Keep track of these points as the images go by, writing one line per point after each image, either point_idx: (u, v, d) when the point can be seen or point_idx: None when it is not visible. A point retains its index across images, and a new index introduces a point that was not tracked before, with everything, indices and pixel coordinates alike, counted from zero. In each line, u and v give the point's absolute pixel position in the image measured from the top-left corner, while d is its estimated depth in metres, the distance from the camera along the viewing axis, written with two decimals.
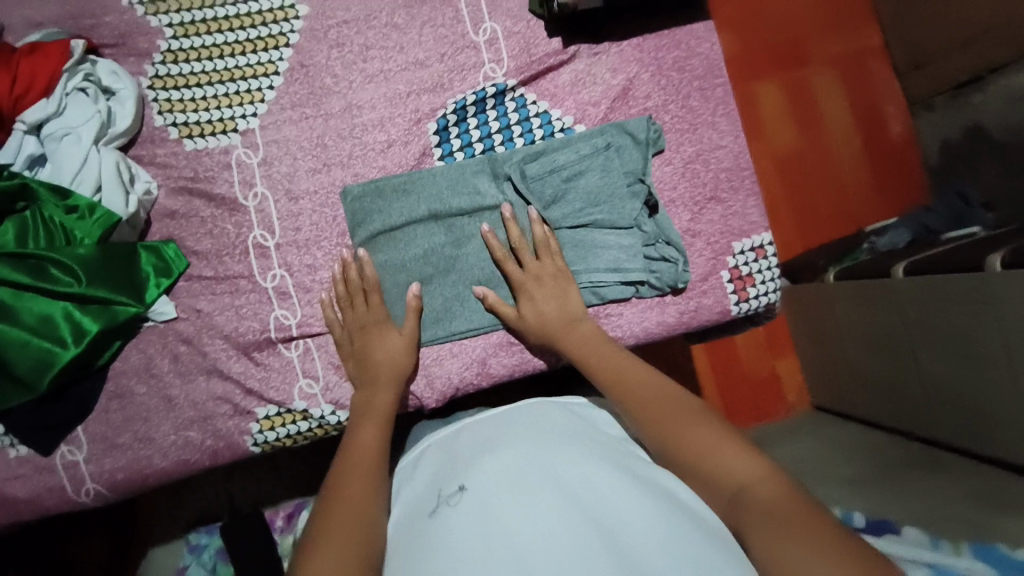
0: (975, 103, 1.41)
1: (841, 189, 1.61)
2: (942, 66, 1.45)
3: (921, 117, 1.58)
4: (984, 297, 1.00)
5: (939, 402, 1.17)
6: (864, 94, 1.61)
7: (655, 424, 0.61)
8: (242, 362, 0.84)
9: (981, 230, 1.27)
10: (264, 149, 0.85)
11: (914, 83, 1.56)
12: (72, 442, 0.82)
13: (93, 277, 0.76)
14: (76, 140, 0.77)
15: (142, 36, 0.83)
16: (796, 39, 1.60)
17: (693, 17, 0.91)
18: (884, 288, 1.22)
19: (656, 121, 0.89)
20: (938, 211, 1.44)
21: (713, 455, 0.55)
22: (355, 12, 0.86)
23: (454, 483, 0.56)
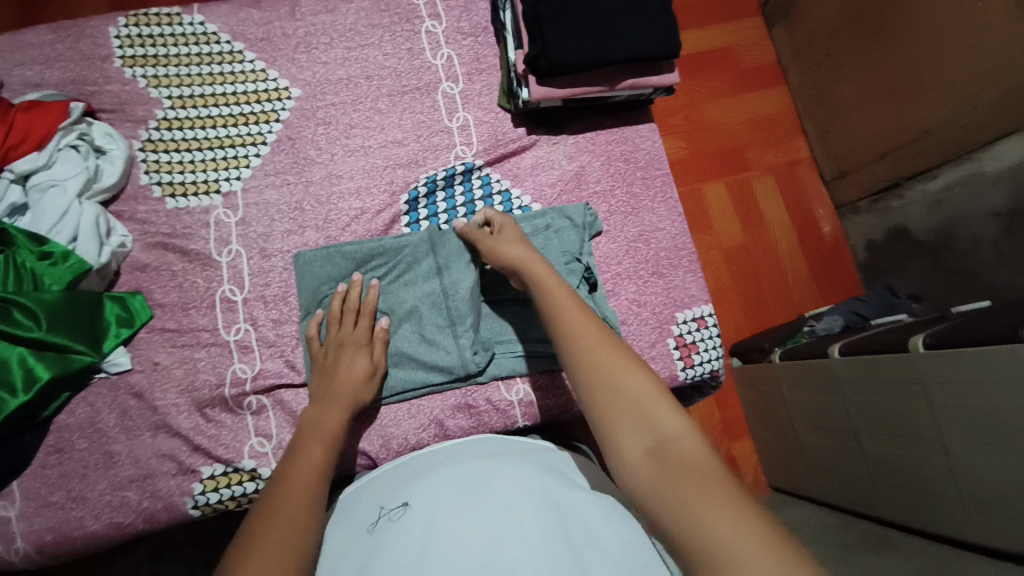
0: (896, 206, 1.60)
1: (781, 280, 1.76)
2: (863, 174, 1.67)
3: (849, 220, 1.78)
4: (912, 377, 1.09)
5: (880, 478, 1.22)
6: (794, 197, 1.82)
7: (598, 363, 0.59)
8: (192, 418, 0.82)
9: (906, 317, 1.40)
10: (243, 210, 0.90)
11: (840, 189, 1.77)
12: (5, 497, 0.77)
13: (55, 323, 0.76)
14: (62, 191, 0.81)
15: (141, 105, 0.90)
16: (734, 146, 1.82)
17: (639, 119, 1.05)
18: (823, 367, 1.31)
19: (592, 208, 0.99)
20: (869, 301, 1.54)
21: (644, 404, 0.55)
22: (343, 96, 0.96)
23: (398, 500, 0.59)
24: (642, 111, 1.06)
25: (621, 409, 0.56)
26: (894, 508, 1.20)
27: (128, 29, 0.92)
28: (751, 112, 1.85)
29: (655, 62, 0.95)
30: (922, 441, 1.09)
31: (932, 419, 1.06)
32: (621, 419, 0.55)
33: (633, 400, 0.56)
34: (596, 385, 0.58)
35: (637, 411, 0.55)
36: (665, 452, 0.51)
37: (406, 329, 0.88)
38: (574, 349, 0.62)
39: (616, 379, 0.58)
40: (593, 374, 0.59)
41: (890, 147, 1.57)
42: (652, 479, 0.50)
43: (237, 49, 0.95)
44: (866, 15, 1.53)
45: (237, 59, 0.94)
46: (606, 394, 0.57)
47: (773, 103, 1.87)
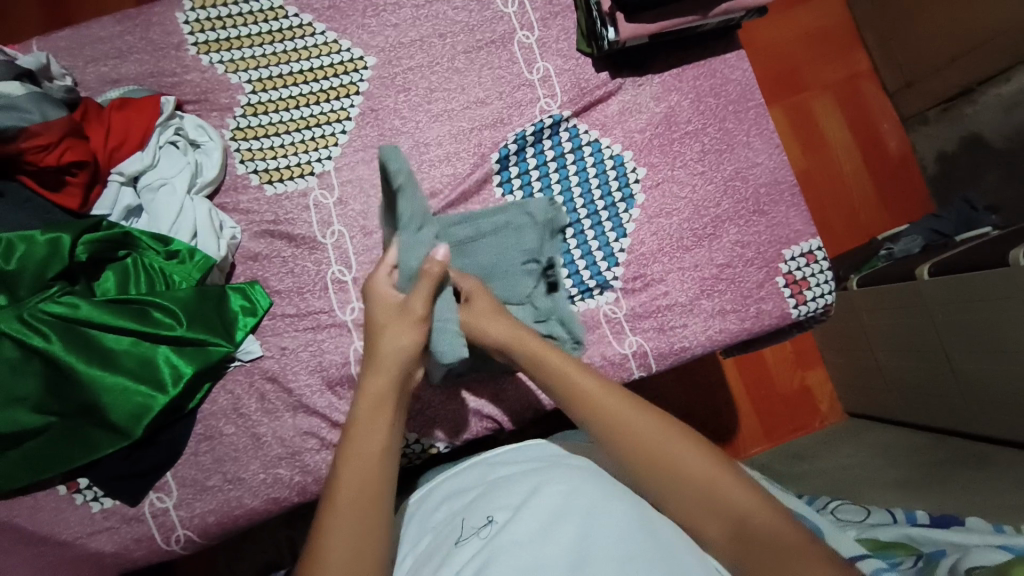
0: (968, 113, 1.50)
1: (852, 204, 1.69)
2: (931, 83, 1.56)
3: (915, 132, 1.68)
4: (1014, 292, 1.05)
5: (973, 399, 1.21)
6: (863, 114, 1.72)
7: (613, 421, 0.63)
8: (326, 396, 0.86)
9: (994, 230, 1.33)
10: (340, 189, 0.89)
11: (905, 102, 1.66)
12: (161, 489, 0.83)
13: (193, 319, 0.79)
14: (171, 190, 0.82)
15: (223, 92, 0.89)
16: (794, 66, 1.71)
17: (727, 46, 0.98)
18: (909, 290, 1.28)
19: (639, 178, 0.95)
20: (947, 216, 1.48)
21: (674, 457, 0.59)
22: (419, 60, 0.93)
23: (481, 515, 0.61)
24: (730, 38, 0.99)
25: (653, 470, 0.60)
26: (982, 422, 1.21)
27: (196, 13, 0.89)
28: (811, 26, 1.72)
29: None
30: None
31: None
32: (638, 448, 0.61)
33: (640, 423, 0.62)
34: (609, 423, 0.63)
35: (658, 450, 0.60)
36: (687, 463, 0.59)
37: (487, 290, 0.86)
38: (574, 397, 0.66)
39: (624, 413, 0.63)
40: (605, 417, 0.63)
41: (961, 50, 1.45)
42: (681, 494, 0.58)
43: (306, 22, 0.91)
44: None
45: (308, 31, 0.91)
46: (614, 430, 0.62)
47: (832, 13, 1.73)
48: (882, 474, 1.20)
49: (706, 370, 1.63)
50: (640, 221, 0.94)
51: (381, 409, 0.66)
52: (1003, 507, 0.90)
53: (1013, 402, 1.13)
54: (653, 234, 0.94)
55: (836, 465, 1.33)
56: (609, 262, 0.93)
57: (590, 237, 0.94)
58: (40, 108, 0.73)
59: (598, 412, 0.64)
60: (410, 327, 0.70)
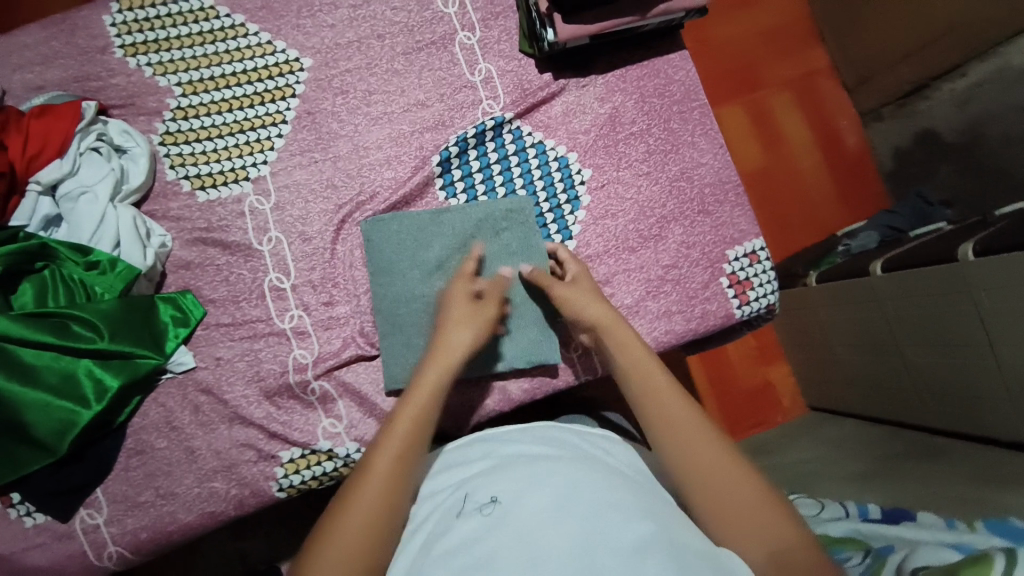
0: (923, 108, 1.51)
1: (811, 202, 1.72)
2: (884, 79, 1.59)
3: (873, 128, 1.71)
4: (960, 286, 1.06)
5: (928, 392, 1.22)
6: (821, 112, 1.74)
7: (671, 420, 0.63)
8: (263, 406, 0.84)
9: (945, 225, 1.35)
10: (276, 195, 0.87)
11: (861, 98, 1.69)
12: (91, 505, 0.80)
13: (116, 331, 0.76)
14: (93, 198, 0.78)
15: (151, 96, 0.86)
16: (751, 65, 1.72)
17: (671, 47, 0.98)
18: (864, 285, 1.29)
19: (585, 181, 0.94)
20: (902, 212, 1.49)
21: (728, 473, 0.58)
22: (357, 62, 0.91)
23: (485, 492, 0.57)
24: (673, 38, 0.99)
25: (704, 481, 0.59)
26: (939, 414, 1.22)
27: (122, 15, 0.86)
28: (768, 25, 1.73)
29: None
30: (976, 351, 1.08)
31: (982, 327, 1.05)
32: (690, 456, 0.60)
33: (702, 437, 0.61)
34: (665, 425, 0.63)
35: (706, 459, 0.60)
36: (733, 488, 0.57)
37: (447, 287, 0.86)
38: (639, 393, 0.67)
39: (684, 419, 0.63)
40: (664, 415, 0.64)
41: (913, 48, 1.47)
42: (716, 513, 0.57)
43: (238, 23, 0.89)
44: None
45: (241, 32, 0.89)
46: (677, 437, 0.62)
47: (790, 12, 1.75)
48: (838, 468, 1.21)
49: (668, 368, 1.65)
50: (585, 223, 0.94)
51: (418, 418, 0.64)
52: (949, 500, 0.92)
53: (964, 393, 1.14)
54: (599, 236, 0.94)
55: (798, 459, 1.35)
56: None
57: None
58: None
59: (661, 412, 0.64)
60: (468, 328, 0.75)
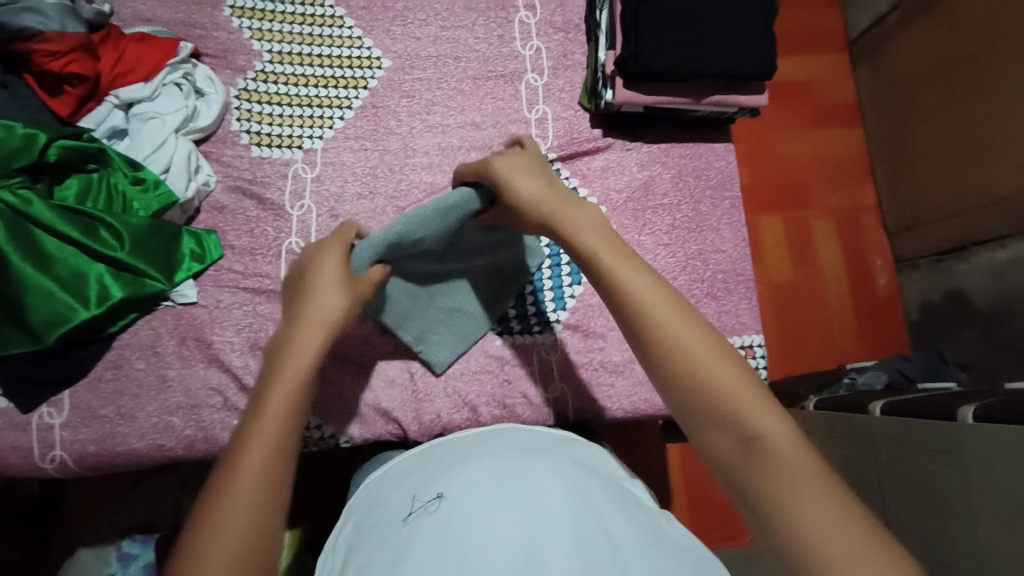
0: (958, 270, 1.54)
1: (830, 327, 1.71)
2: (929, 232, 1.62)
3: (906, 275, 1.73)
4: (954, 448, 1.03)
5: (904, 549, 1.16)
6: (857, 246, 1.77)
7: (652, 316, 0.52)
8: (244, 357, 0.86)
9: (954, 386, 1.34)
10: (320, 168, 0.93)
11: (903, 244, 1.71)
12: (53, 405, 0.82)
13: (136, 247, 0.80)
14: (159, 124, 0.85)
15: (243, 55, 0.94)
16: (798, 183, 1.78)
17: (718, 137, 1.04)
18: (859, 423, 1.26)
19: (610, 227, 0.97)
20: (916, 361, 1.47)
21: (722, 375, 0.50)
22: (429, 73, 0.98)
23: (432, 490, 0.58)
24: (721, 130, 1.04)
25: (693, 384, 0.50)
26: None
27: None
28: (824, 151, 1.80)
29: (743, 82, 0.93)
30: (957, 518, 1.03)
31: (966, 496, 1.01)
32: (684, 356, 0.51)
33: (685, 324, 0.52)
34: (645, 324, 0.52)
35: (696, 358, 0.50)
36: (723, 375, 0.49)
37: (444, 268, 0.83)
38: (612, 282, 0.55)
39: (667, 317, 0.52)
40: (644, 314, 0.53)
41: (963, 208, 1.50)
42: (708, 412, 0.49)
43: (338, 14, 0.98)
44: (959, 63, 1.45)
45: (337, 23, 0.97)
46: (661, 330, 0.52)
47: (848, 145, 1.81)
48: None
49: None
50: None
51: (296, 371, 0.55)
52: None
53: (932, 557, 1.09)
54: None
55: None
56: (557, 304, 0.94)
57: (546, 278, 0.94)
58: (62, 18, 0.79)
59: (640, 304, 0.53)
60: (340, 292, 0.62)
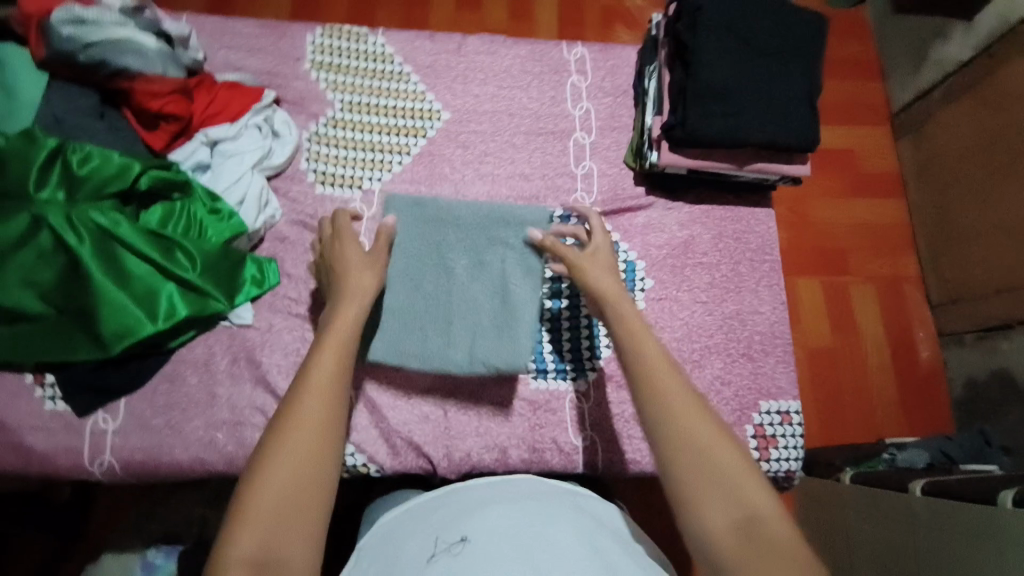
0: (1004, 348, 1.50)
1: (867, 397, 1.67)
2: (974, 307, 1.58)
3: (951, 350, 1.67)
4: (993, 533, 0.99)
5: None
6: (898, 316, 1.73)
7: (683, 422, 0.58)
8: (289, 380, 0.91)
9: (1000, 471, 1.26)
10: (377, 207, 0.99)
11: (946, 318, 1.68)
12: (108, 411, 0.87)
13: (205, 270, 0.87)
14: (240, 161, 0.93)
15: (316, 101, 1.03)
16: (838, 249, 1.77)
17: (759, 201, 1.06)
18: (898, 503, 1.20)
19: (648, 280, 1.00)
20: (959, 442, 1.40)
21: (742, 487, 0.55)
22: (484, 127, 1.05)
23: (456, 533, 0.59)
24: (762, 195, 1.07)
25: (714, 493, 0.55)
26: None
27: (322, 38, 1.06)
28: (864, 219, 1.80)
29: (786, 152, 0.96)
30: None
31: None
32: (719, 473, 0.55)
33: (718, 439, 0.57)
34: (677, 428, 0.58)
35: (722, 469, 0.56)
36: (748, 486, 0.55)
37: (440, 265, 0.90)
38: (657, 395, 0.60)
39: (696, 424, 0.58)
40: (676, 419, 0.58)
41: (1008, 285, 1.48)
42: (727, 518, 0.54)
43: (405, 70, 1.06)
44: (1004, 142, 1.45)
45: (404, 78, 1.06)
46: (697, 447, 0.57)
47: (889, 215, 1.80)
48: None
49: None
50: None
51: (340, 352, 0.64)
52: None
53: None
54: None
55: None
56: (592, 353, 0.95)
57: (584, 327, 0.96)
58: (162, 62, 0.89)
59: (683, 418, 0.58)
60: (375, 271, 0.78)
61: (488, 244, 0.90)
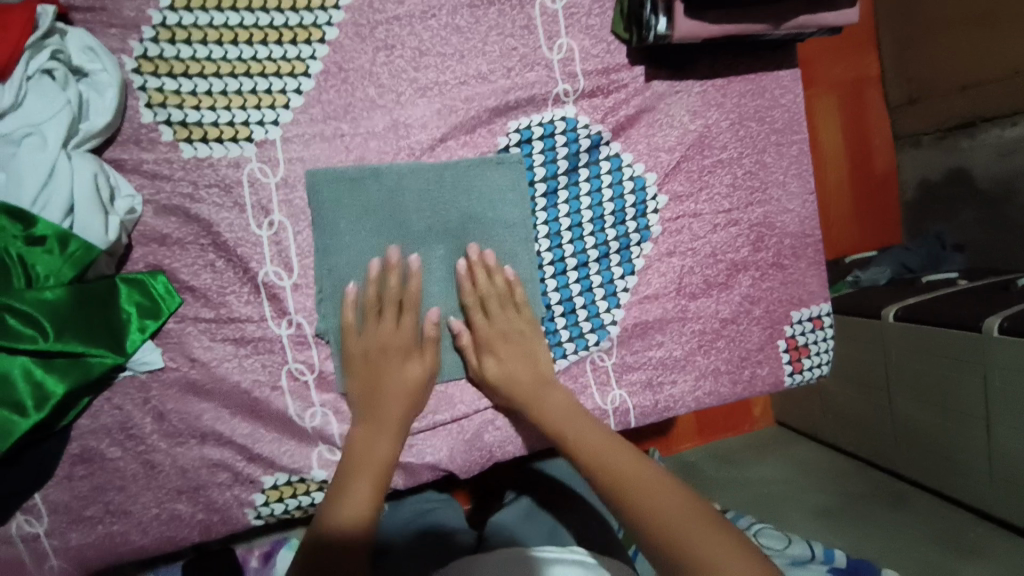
0: (963, 147, 1.33)
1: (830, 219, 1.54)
2: (935, 103, 1.39)
3: (905, 153, 1.52)
4: (977, 360, 0.99)
5: (904, 443, 1.15)
6: (860, 124, 1.52)
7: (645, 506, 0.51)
8: (247, 422, 0.71)
9: (958, 277, 1.28)
10: (286, 168, 0.69)
11: (904, 119, 1.49)
12: (29, 512, 0.67)
13: (63, 327, 0.59)
14: (40, 142, 0.58)
15: (129, 2, 0.64)
16: (804, 57, 1.48)
17: (782, 61, 0.83)
18: (876, 331, 1.17)
19: (660, 196, 0.80)
20: (916, 252, 1.41)
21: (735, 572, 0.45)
22: (409, 7, 0.71)
23: None
24: (787, 51, 0.83)
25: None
26: (911, 465, 1.15)
27: None
28: None
29: None
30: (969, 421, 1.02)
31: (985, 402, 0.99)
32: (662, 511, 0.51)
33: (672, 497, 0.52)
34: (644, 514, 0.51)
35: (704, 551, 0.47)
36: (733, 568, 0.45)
37: (417, 258, 0.71)
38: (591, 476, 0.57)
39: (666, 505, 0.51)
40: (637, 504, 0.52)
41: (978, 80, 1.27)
42: None
43: None
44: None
45: None
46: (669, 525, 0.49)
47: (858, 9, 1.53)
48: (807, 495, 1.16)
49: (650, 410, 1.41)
50: (650, 259, 0.81)
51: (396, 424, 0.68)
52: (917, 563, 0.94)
53: (938, 454, 1.09)
54: (660, 275, 0.81)
55: (748, 484, 1.22)
56: (609, 302, 0.80)
57: (594, 273, 0.79)
58: None
59: (611, 473, 0.55)
60: (421, 356, 0.71)
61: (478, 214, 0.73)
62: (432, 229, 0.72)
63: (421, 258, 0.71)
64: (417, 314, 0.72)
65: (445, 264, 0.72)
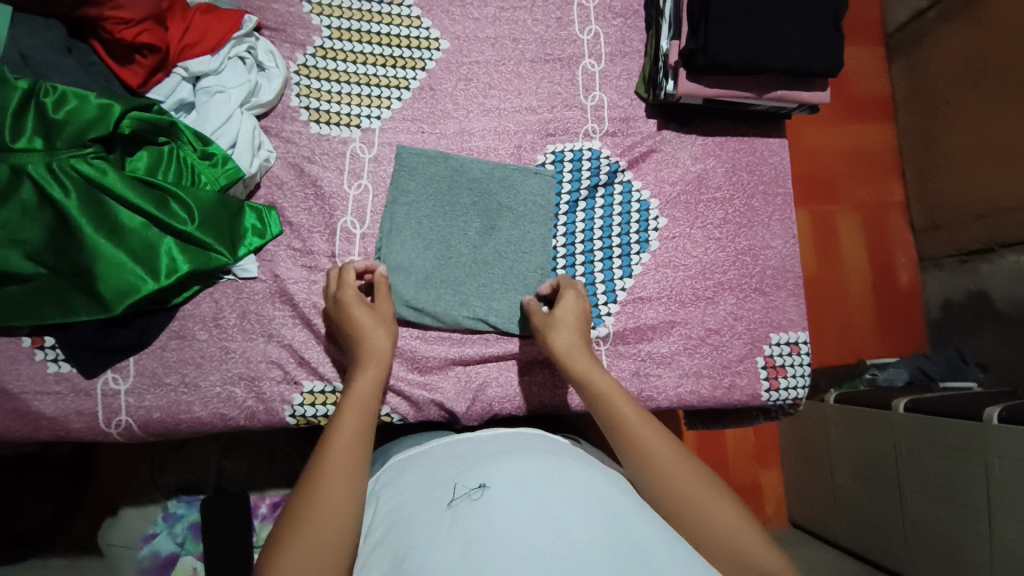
0: (983, 271, 1.42)
1: (844, 318, 1.61)
2: (955, 230, 1.50)
3: (929, 273, 1.61)
4: (977, 447, 0.98)
5: (917, 546, 1.11)
6: (878, 233, 1.66)
7: (650, 453, 0.62)
8: (304, 331, 0.88)
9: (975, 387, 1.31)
10: (378, 148, 0.93)
11: (929, 243, 1.60)
12: (119, 370, 0.84)
13: (205, 220, 0.82)
14: (226, 98, 0.86)
15: (301, 29, 0.94)
16: (822, 161, 1.67)
17: (771, 131, 1.04)
18: (882, 420, 1.17)
19: (660, 218, 0.99)
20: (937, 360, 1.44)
21: (721, 519, 0.56)
22: (487, 56, 0.98)
23: (474, 480, 0.56)
24: (776, 123, 1.04)
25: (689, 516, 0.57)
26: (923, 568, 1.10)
27: None
28: (853, 142, 1.68)
29: (808, 78, 0.92)
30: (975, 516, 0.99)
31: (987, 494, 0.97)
32: (666, 464, 0.60)
33: (674, 453, 0.61)
34: (648, 463, 0.61)
35: (699, 497, 0.58)
36: (719, 510, 0.57)
37: (457, 226, 0.92)
38: (639, 447, 0.62)
39: (666, 457, 0.61)
40: (643, 452, 0.62)
41: (992, 209, 1.37)
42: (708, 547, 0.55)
43: None
44: (998, 62, 1.31)
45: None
46: (667, 476, 0.60)
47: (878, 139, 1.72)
48: None
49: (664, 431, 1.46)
50: (647, 267, 0.97)
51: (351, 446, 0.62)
52: None
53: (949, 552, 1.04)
54: (655, 282, 0.97)
55: None
56: (608, 297, 0.95)
57: (597, 269, 0.96)
58: None
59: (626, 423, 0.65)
60: (388, 330, 0.78)
61: (509, 206, 0.93)
62: (474, 211, 0.93)
63: (461, 229, 0.92)
64: (448, 271, 0.91)
65: (477, 238, 0.93)
